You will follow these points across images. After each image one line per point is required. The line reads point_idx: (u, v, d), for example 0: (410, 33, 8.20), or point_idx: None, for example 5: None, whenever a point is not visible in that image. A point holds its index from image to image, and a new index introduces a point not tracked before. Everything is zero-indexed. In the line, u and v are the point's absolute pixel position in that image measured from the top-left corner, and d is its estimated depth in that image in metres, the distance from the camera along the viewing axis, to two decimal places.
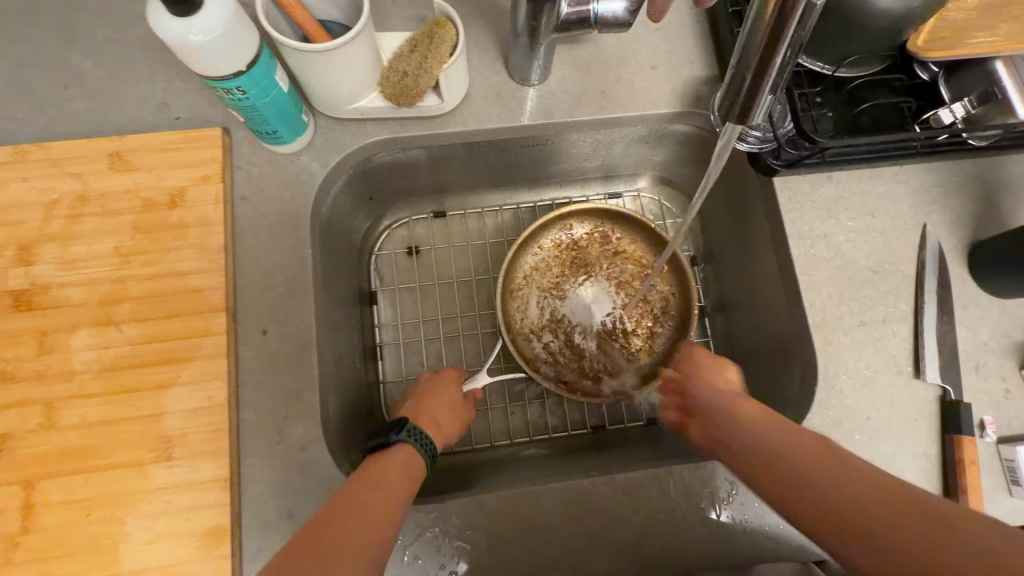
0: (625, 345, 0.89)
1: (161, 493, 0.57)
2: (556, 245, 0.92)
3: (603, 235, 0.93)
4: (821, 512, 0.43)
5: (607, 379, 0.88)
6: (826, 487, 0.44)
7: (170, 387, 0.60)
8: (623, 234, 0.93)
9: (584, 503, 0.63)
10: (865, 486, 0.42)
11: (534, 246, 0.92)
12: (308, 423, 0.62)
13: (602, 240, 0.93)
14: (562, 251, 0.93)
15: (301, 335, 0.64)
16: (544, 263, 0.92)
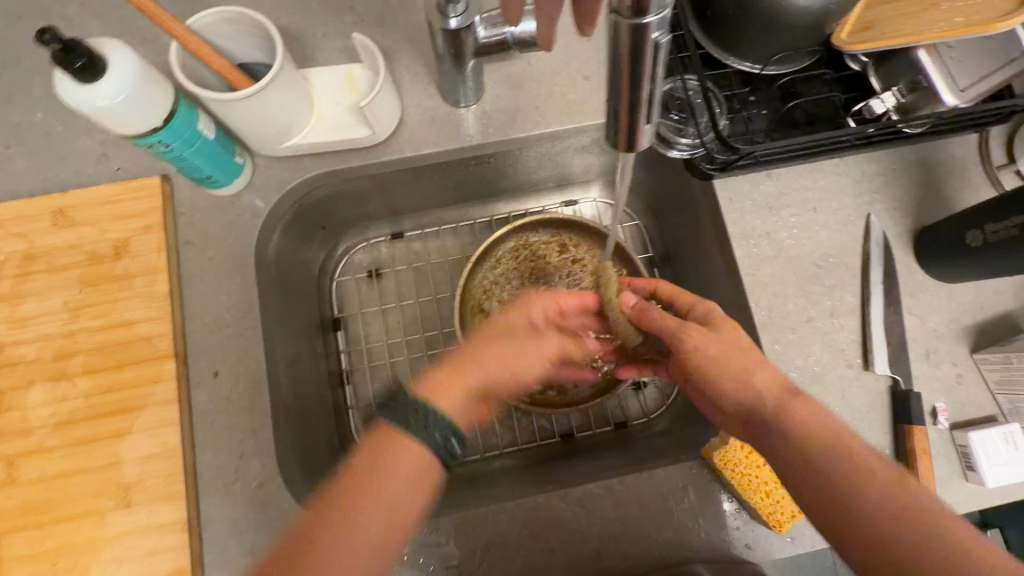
0: (589, 351, 0.91)
1: (124, 539, 0.59)
2: (513, 257, 0.93)
3: (561, 243, 0.94)
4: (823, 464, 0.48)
5: (571, 386, 0.90)
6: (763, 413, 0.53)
7: (126, 435, 0.62)
8: (579, 241, 0.94)
9: (541, 518, 0.64)
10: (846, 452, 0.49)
11: (492, 259, 0.93)
12: (262, 460, 0.63)
13: (559, 248, 0.94)
14: (520, 263, 0.93)
15: (252, 374, 0.66)
16: (503, 276, 0.93)
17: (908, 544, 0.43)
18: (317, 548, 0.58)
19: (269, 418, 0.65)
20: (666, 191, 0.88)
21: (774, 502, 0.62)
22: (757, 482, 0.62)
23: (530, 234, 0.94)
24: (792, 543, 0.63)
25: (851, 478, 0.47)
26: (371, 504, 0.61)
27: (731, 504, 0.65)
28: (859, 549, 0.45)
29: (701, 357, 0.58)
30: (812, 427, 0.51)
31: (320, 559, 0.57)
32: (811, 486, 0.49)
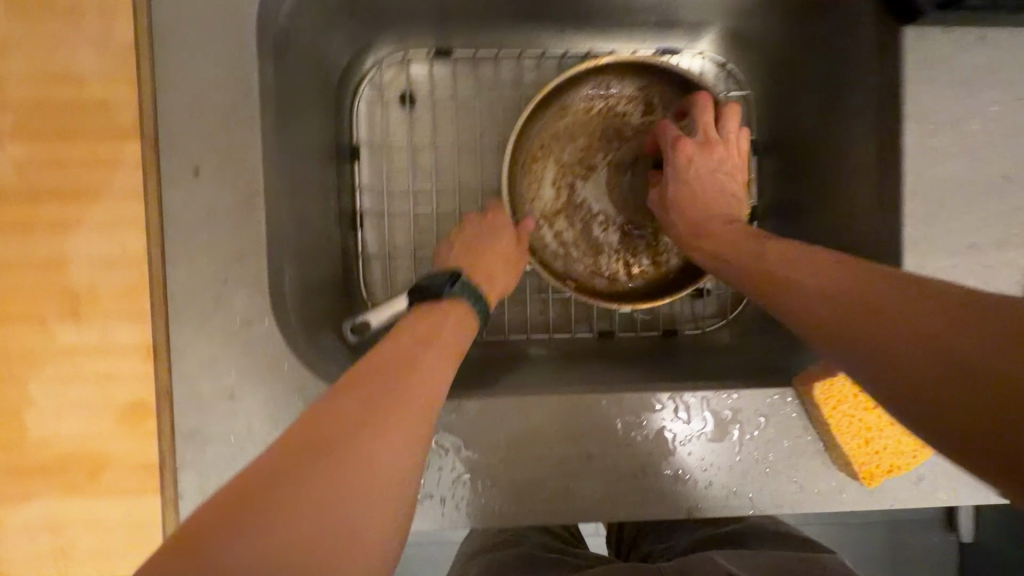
0: (652, 241, 0.73)
1: (70, 356, 0.47)
2: (585, 109, 0.74)
3: (647, 103, 0.74)
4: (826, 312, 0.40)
5: (623, 279, 0.74)
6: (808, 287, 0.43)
7: (73, 229, 0.47)
8: (671, 105, 0.74)
9: (582, 421, 0.53)
10: (845, 283, 0.40)
11: (558, 105, 0.72)
12: (251, 293, 0.50)
13: (644, 110, 0.74)
14: (593, 118, 0.74)
15: (243, 180, 0.50)
16: (567, 131, 0.74)
17: (961, 364, 0.31)
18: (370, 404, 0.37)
19: (263, 242, 0.50)
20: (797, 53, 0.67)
21: (870, 452, 0.51)
22: (858, 425, 0.51)
23: (613, 82, 0.73)
24: (868, 493, 0.54)
25: (904, 299, 0.36)
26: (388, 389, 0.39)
27: (811, 445, 0.54)
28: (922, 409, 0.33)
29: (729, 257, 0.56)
30: (828, 283, 0.41)
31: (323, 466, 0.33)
32: (852, 368, 0.38)
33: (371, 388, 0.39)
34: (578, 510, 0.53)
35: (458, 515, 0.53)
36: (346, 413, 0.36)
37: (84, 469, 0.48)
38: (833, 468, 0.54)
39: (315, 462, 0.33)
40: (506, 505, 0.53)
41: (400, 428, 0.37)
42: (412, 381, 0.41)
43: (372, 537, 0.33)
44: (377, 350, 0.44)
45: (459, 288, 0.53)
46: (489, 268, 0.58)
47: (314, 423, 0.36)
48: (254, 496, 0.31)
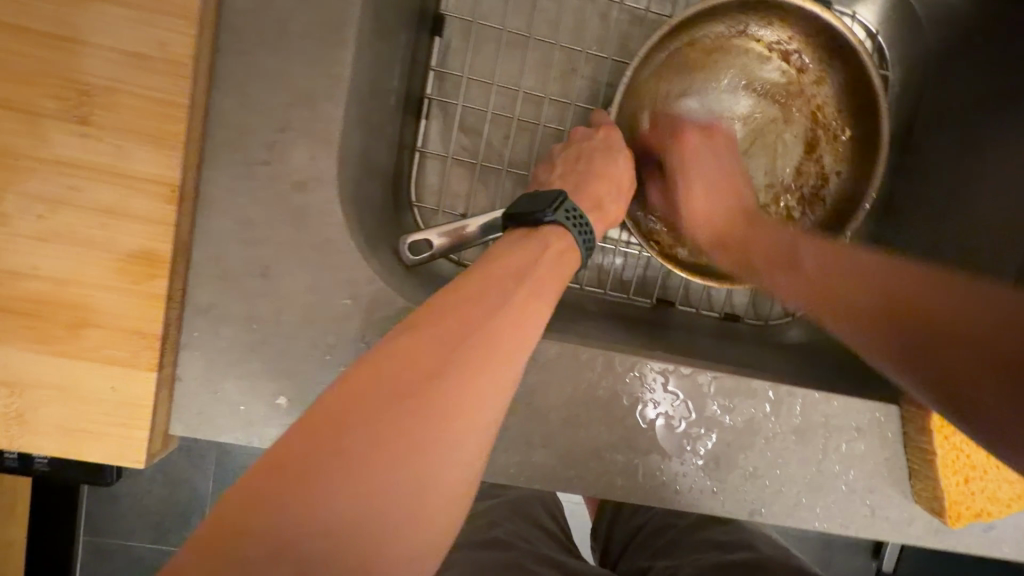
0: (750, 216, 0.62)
1: (66, 173, 0.36)
2: (715, 50, 0.60)
3: (790, 63, 0.60)
4: (857, 286, 0.43)
5: None
6: (871, 284, 0.42)
7: (96, 0, 0.34)
8: (818, 72, 0.60)
9: (667, 394, 0.46)
10: (911, 286, 0.41)
11: (688, 40, 0.59)
12: (315, 150, 0.39)
13: (785, 71, 0.61)
14: (723, 66, 0.60)
15: (336, 1, 0.38)
16: (689, 73, 0.60)
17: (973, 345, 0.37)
18: (456, 340, 0.31)
19: (343, 88, 0.39)
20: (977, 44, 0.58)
21: (966, 492, 0.46)
22: (962, 461, 0.45)
23: (759, 26, 0.59)
24: (936, 530, 0.49)
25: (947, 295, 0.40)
26: (475, 320, 0.32)
27: (896, 470, 0.48)
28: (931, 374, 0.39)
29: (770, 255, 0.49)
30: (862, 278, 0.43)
31: (397, 405, 0.28)
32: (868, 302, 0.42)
33: (459, 316, 0.32)
34: (634, 490, 0.46)
35: (497, 472, 0.45)
36: (420, 357, 0.30)
37: (60, 320, 0.37)
38: (910, 499, 0.49)
39: (386, 402, 0.28)
40: (560, 471, 0.45)
41: (480, 386, 0.30)
42: (508, 316, 0.34)
43: (441, 496, 0.28)
44: (460, 280, 0.35)
45: (564, 218, 0.43)
46: (598, 195, 0.50)
47: (386, 364, 0.30)
48: (323, 433, 0.27)
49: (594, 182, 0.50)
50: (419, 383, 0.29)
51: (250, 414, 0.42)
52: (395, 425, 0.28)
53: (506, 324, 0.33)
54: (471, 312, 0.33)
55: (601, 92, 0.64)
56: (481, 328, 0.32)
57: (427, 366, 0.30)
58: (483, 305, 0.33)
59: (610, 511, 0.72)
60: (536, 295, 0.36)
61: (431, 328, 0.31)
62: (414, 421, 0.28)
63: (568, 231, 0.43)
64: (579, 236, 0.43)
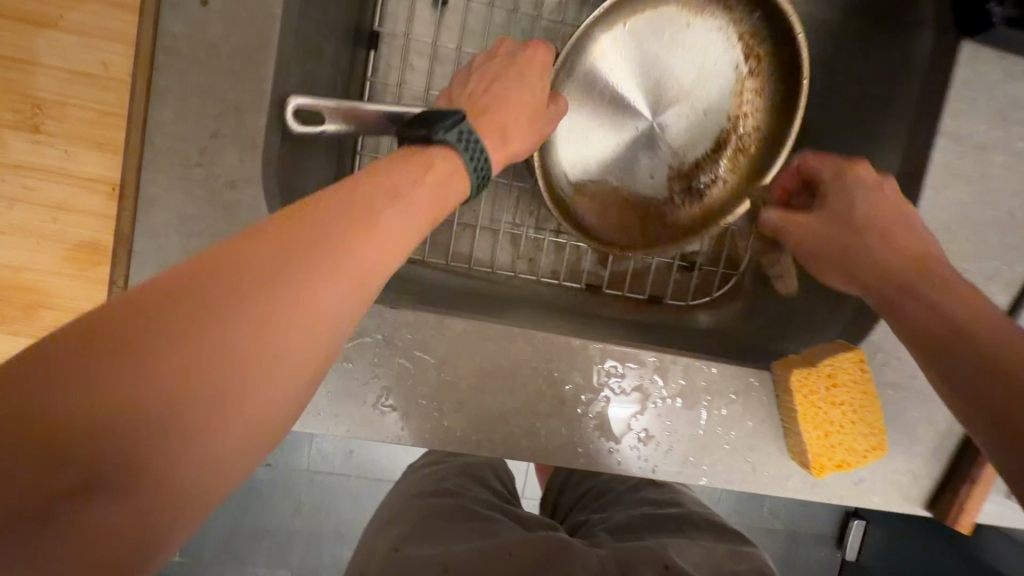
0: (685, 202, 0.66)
1: (21, 174, 0.41)
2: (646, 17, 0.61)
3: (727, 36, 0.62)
4: (897, 296, 0.42)
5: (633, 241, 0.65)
6: (883, 253, 0.44)
7: (48, 29, 0.41)
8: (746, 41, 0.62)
9: (563, 365, 0.52)
10: (949, 322, 0.39)
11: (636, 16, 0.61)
12: (241, 152, 0.45)
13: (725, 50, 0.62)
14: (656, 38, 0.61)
15: (257, 24, 0.44)
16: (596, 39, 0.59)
17: (994, 374, 0.36)
18: (304, 248, 0.29)
19: (266, 98, 0.45)
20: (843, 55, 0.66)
21: (827, 445, 0.52)
22: (822, 417, 0.52)
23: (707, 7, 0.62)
24: (809, 483, 0.55)
25: (959, 318, 0.39)
26: (328, 227, 0.30)
27: (773, 430, 0.55)
28: (996, 399, 0.36)
29: (825, 244, 0.46)
30: (921, 297, 0.41)
31: (204, 318, 0.25)
32: (911, 315, 0.41)
33: (315, 223, 0.30)
34: (539, 451, 0.52)
35: (414, 433, 0.50)
36: (293, 243, 0.29)
37: (17, 302, 0.43)
38: (787, 456, 0.55)
39: (189, 316, 0.25)
40: (470, 434, 0.51)
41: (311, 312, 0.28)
42: (362, 237, 0.30)
43: (253, 420, 0.27)
44: (324, 192, 0.32)
45: (455, 139, 0.40)
46: (504, 120, 0.45)
47: (238, 257, 0.28)
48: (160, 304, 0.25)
49: (500, 106, 0.45)
50: (238, 294, 0.26)
51: None
52: (188, 345, 0.25)
53: (359, 243, 0.30)
54: (325, 220, 0.30)
55: None
56: (332, 240, 0.30)
57: (255, 274, 0.27)
58: (344, 213, 0.31)
59: (561, 476, 0.75)
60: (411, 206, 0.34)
61: (271, 240, 0.29)
62: (219, 336, 0.25)
63: (461, 155, 0.39)
64: (470, 162, 0.40)
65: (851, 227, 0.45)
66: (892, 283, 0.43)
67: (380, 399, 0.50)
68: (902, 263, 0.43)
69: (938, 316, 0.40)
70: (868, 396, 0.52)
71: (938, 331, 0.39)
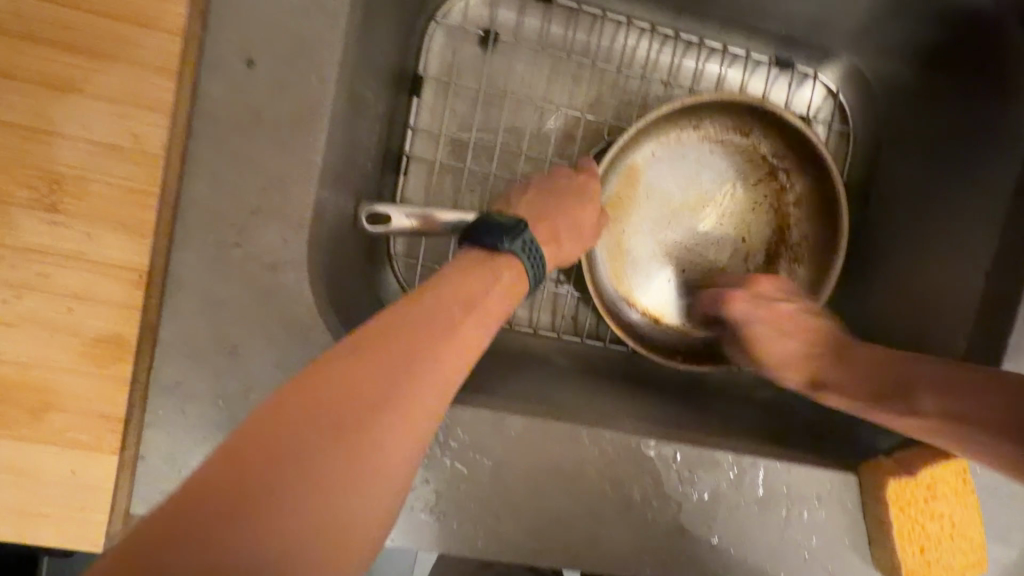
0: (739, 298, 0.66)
1: (33, 259, 0.36)
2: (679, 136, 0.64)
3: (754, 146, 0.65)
4: (891, 376, 0.48)
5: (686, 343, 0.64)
6: (862, 371, 0.49)
7: (71, 94, 0.35)
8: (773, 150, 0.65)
9: (632, 466, 0.46)
10: (940, 373, 0.45)
11: (654, 140, 0.64)
12: (285, 231, 0.40)
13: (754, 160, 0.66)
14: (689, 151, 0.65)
15: (309, 88, 0.39)
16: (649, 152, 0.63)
17: (1006, 412, 0.42)
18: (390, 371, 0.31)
19: (314, 170, 0.40)
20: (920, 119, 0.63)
21: (922, 561, 0.47)
22: (918, 531, 0.47)
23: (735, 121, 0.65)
24: None
25: (944, 378, 0.45)
26: (406, 347, 0.32)
27: (856, 537, 0.49)
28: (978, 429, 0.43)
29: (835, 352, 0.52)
30: (874, 377, 0.49)
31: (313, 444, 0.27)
32: (898, 407, 0.46)
33: (395, 343, 0.32)
34: (602, 562, 0.47)
35: (465, 542, 0.45)
36: (379, 361, 0.31)
37: (23, 404, 0.37)
38: (872, 567, 0.49)
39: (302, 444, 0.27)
40: (527, 543, 0.45)
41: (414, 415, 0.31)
42: (441, 348, 0.34)
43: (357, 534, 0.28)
44: (396, 308, 0.35)
45: (519, 247, 0.44)
46: (557, 228, 0.52)
47: (331, 381, 0.30)
48: (271, 460, 0.26)
49: (556, 216, 0.52)
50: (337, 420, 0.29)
51: None
52: (304, 476, 0.27)
53: (439, 358, 0.33)
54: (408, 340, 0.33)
55: (576, 151, 0.66)
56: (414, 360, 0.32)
57: (352, 401, 0.29)
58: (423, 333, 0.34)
59: None
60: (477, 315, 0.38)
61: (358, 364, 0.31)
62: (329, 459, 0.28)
63: (524, 263, 0.44)
64: (531, 267, 0.45)
65: (836, 338, 0.53)
66: (891, 388, 0.47)
67: (428, 504, 0.44)
68: (934, 367, 0.46)
69: (933, 386, 0.45)
70: (967, 509, 0.47)
71: (930, 406, 0.45)
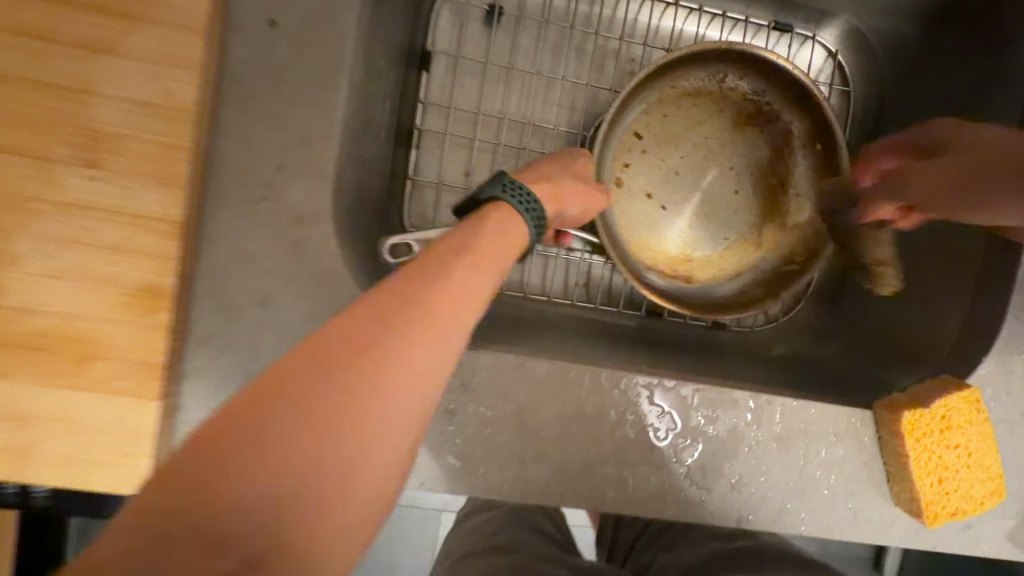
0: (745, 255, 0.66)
1: (74, 214, 0.38)
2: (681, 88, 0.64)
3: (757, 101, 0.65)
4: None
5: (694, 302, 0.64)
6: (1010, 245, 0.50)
7: (107, 57, 0.37)
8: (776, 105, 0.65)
9: (651, 407, 0.48)
10: None
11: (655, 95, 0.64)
12: (311, 185, 0.42)
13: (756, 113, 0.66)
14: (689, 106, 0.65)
15: (329, 48, 0.41)
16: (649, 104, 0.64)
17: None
18: (376, 346, 0.26)
19: (336, 125, 0.42)
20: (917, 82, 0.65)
21: (940, 493, 0.48)
22: (935, 462, 0.48)
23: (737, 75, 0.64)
24: (919, 534, 0.51)
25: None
26: (393, 323, 0.27)
27: (875, 473, 0.50)
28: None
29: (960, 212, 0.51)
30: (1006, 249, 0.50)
31: (295, 425, 0.23)
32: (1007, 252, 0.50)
33: (385, 315, 0.27)
34: (625, 503, 0.48)
35: (496, 485, 0.46)
36: (362, 337, 0.26)
37: (65, 356, 0.38)
38: (891, 502, 0.50)
39: (282, 427, 0.23)
40: (552, 486, 0.47)
41: (414, 386, 0.26)
42: (433, 320, 0.28)
43: (360, 525, 0.25)
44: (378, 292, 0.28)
45: (500, 191, 0.40)
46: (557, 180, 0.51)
47: (317, 355, 0.25)
48: (258, 420, 0.23)
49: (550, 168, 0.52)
50: (319, 400, 0.24)
51: None
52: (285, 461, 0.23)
53: (434, 329, 0.28)
54: (399, 312, 0.27)
55: (583, 119, 0.68)
56: (406, 334, 0.27)
57: (336, 378, 0.25)
58: (410, 310, 0.27)
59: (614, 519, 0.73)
60: (477, 281, 0.31)
61: (342, 337, 0.26)
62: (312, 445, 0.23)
63: (510, 205, 0.39)
64: (522, 208, 0.40)
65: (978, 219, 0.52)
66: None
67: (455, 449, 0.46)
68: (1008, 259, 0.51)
69: None
70: (981, 438, 0.48)
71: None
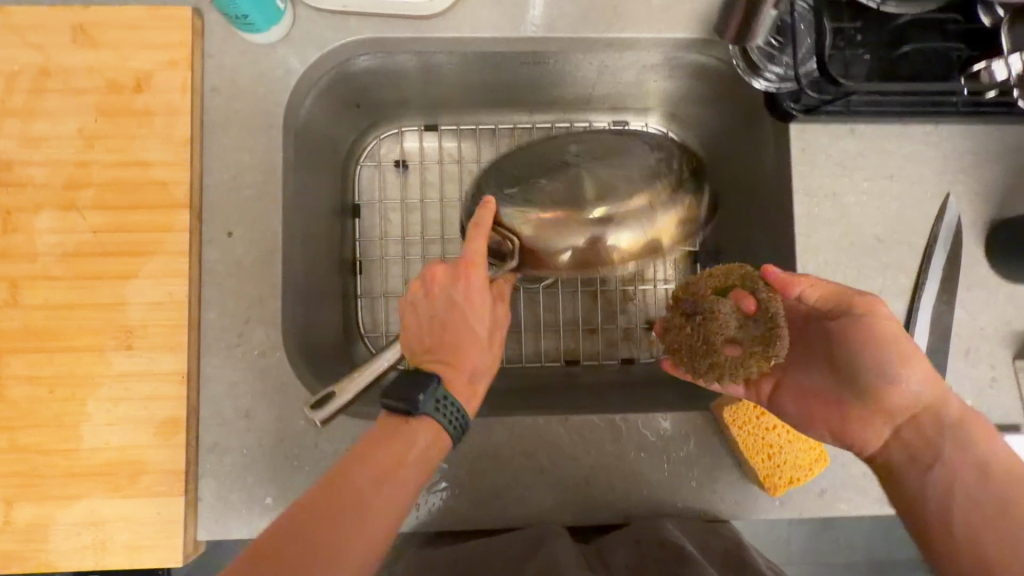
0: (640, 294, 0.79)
1: (122, 380, 0.59)
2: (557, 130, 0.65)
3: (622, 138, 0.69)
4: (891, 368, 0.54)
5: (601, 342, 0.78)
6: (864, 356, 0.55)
7: (132, 279, 0.60)
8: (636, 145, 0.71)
9: (534, 439, 0.64)
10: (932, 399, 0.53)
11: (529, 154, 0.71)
12: (267, 330, 0.62)
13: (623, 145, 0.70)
14: None
15: (266, 240, 0.63)
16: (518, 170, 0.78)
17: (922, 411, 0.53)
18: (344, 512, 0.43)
19: (279, 288, 0.63)
20: (734, 146, 0.74)
21: (772, 466, 0.61)
22: (759, 442, 0.61)
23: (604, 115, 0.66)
24: (778, 504, 0.63)
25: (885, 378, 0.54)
26: (356, 498, 0.44)
27: (727, 459, 0.64)
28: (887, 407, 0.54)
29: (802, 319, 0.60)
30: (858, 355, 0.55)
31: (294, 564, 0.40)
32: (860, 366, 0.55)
33: (349, 495, 0.44)
34: (531, 516, 0.63)
35: (431, 517, 0.62)
36: (337, 506, 0.43)
37: (123, 473, 0.58)
38: (747, 481, 0.64)
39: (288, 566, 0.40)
40: (473, 512, 0.62)
41: (367, 538, 0.43)
42: (381, 493, 0.45)
43: None
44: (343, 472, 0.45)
45: (434, 407, 0.49)
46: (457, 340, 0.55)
47: (308, 518, 0.42)
48: (290, 549, 0.41)
49: (451, 329, 0.55)
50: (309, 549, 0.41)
51: (250, 514, 0.60)
52: None
53: (377, 507, 0.44)
54: (359, 489, 0.44)
55: None
56: (361, 507, 0.44)
57: (320, 536, 0.42)
58: (361, 491, 0.44)
59: None
60: (416, 466, 0.47)
61: (323, 506, 0.43)
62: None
63: (437, 418, 0.49)
64: (446, 420, 0.49)
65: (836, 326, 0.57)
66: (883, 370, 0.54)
67: None
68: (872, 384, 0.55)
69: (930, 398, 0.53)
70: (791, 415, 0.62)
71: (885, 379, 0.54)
